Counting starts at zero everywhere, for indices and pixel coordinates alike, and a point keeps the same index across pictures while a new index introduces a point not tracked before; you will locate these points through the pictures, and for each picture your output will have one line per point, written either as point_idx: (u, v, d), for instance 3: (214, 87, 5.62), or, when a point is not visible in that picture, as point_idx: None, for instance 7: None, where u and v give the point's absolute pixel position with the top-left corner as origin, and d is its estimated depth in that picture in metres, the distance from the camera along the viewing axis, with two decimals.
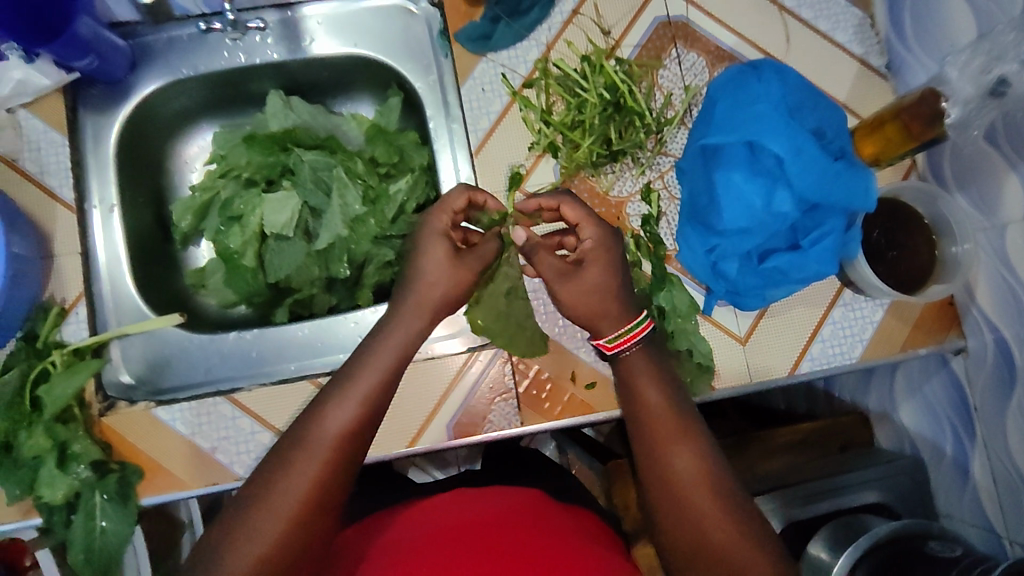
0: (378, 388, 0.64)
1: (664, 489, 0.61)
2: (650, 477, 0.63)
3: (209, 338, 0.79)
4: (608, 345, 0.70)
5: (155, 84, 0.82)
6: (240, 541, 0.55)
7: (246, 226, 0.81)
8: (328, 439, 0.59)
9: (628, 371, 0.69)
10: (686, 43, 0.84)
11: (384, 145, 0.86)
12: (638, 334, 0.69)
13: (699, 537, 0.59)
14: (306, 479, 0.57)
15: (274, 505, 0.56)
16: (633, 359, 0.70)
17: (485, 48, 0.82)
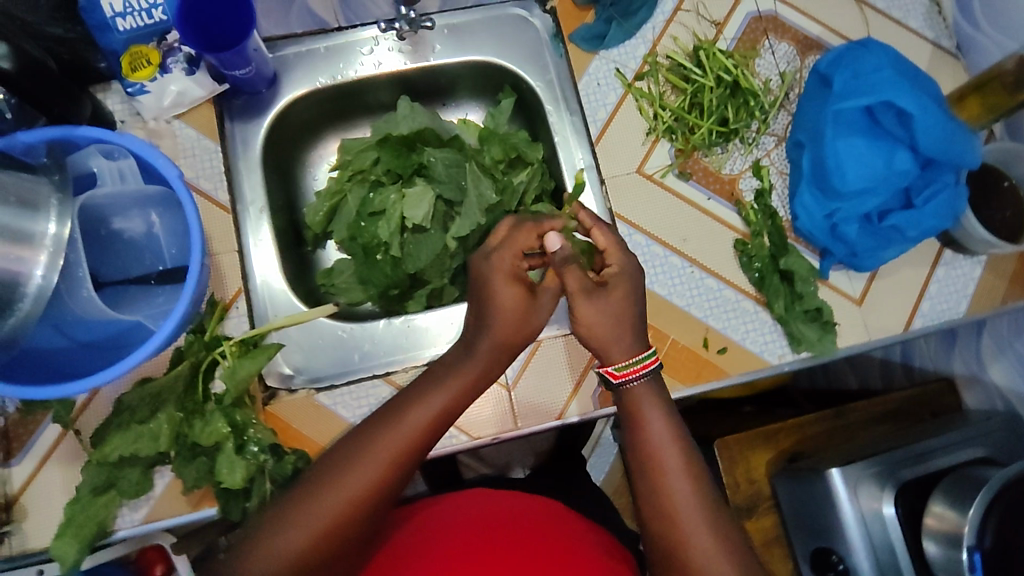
0: (451, 402, 0.65)
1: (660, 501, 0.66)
2: (642, 480, 0.68)
3: (360, 327, 0.82)
4: (614, 373, 0.71)
5: (291, 93, 0.87)
6: (294, 527, 0.58)
7: (390, 219, 0.86)
8: (396, 449, 0.61)
9: (630, 398, 0.71)
10: (777, 35, 0.92)
11: (499, 144, 0.91)
12: (642, 368, 0.71)
13: (676, 539, 0.64)
14: (365, 481, 0.60)
15: (329, 500, 0.59)
16: (639, 392, 0.71)
17: (599, 47, 0.89)
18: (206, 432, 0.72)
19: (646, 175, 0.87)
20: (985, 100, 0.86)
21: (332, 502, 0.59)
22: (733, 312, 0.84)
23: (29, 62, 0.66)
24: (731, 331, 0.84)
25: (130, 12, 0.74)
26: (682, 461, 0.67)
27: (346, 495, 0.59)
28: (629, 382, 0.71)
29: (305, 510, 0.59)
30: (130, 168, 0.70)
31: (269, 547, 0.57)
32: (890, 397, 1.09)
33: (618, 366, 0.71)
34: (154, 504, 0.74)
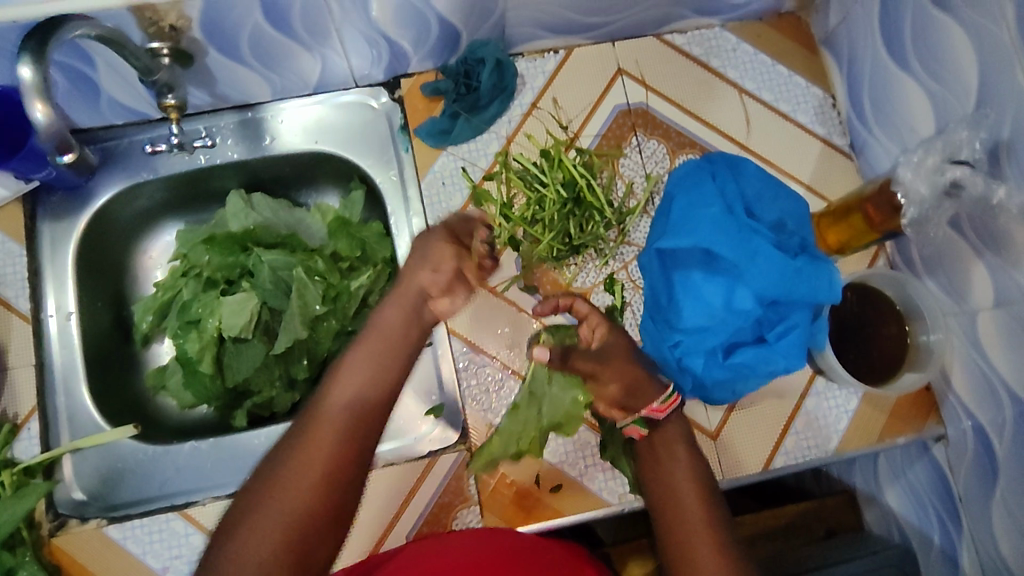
0: (372, 373, 0.59)
1: (665, 493, 0.62)
2: (659, 504, 0.62)
3: (164, 449, 0.77)
4: (660, 407, 0.66)
5: (113, 190, 0.82)
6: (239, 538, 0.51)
7: (204, 331, 0.80)
8: (333, 427, 0.55)
9: (663, 435, 0.66)
10: (646, 130, 0.84)
11: (347, 239, 0.85)
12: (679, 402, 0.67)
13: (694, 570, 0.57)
14: (313, 469, 0.53)
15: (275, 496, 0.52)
16: (668, 432, 0.66)
17: (445, 143, 0.82)
18: None
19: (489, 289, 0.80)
20: (853, 227, 0.73)
21: (279, 501, 0.52)
22: (573, 445, 0.77)
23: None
24: (567, 466, 0.77)
25: None
26: (689, 451, 0.65)
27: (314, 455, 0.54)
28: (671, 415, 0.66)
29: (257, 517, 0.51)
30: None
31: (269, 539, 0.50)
32: (786, 510, 0.97)
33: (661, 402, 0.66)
34: None
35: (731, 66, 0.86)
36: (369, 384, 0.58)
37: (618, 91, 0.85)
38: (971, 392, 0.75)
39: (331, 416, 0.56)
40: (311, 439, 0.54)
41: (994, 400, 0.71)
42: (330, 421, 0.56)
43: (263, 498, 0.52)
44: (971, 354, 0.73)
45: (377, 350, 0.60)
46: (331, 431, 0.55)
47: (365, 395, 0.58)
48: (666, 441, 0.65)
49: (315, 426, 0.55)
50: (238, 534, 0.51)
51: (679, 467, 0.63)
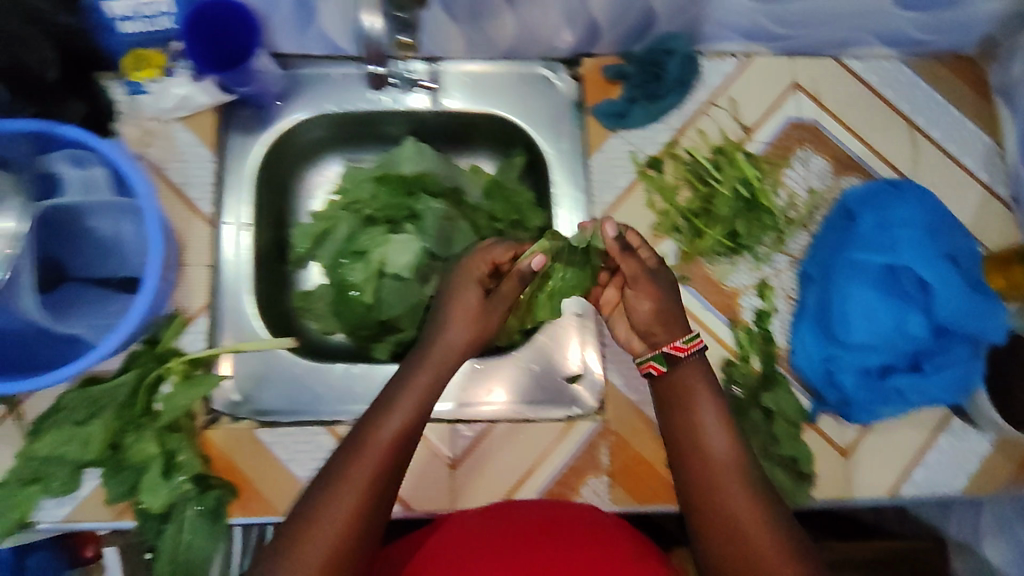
0: (411, 419, 0.57)
1: (702, 465, 0.59)
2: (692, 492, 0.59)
3: (316, 366, 0.81)
4: (681, 346, 0.65)
5: (299, 116, 0.86)
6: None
7: (369, 263, 0.83)
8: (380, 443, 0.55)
9: (686, 376, 0.65)
10: (814, 146, 0.86)
11: (502, 201, 0.89)
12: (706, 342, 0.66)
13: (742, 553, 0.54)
14: (350, 500, 0.53)
15: (313, 541, 0.51)
16: (690, 370, 0.65)
17: (618, 125, 0.84)
18: (135, 450, 0.70)
19: None
20: None
21: (332, 513, 0.52)
22: None
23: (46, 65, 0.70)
24: None
25: (138, 18, 0.75)
26: (721, 413, 0.62)
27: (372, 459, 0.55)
28: (694, 355, 0.65)
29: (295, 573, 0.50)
30: (99, 178, 0.68)
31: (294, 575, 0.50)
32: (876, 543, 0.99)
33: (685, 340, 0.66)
34: (79, 504, 0.74)
35: (905, 99, 0.88)
36: (407, 427, 0.57)
37: (791, 104, 0.87)
38: None
39: (377, 444, 0.55)
40: (359, 455, 0.55)
41: None
42: (380, 437, 0.56)
43: (307, 526, 0.52)
44: None
45: (419, 398, 0.59)
46: (376, 456, 0.55)
47: (406, 429, 0.57)
48: (690, 380, 0.64)
49: (347, 482, 0.53)
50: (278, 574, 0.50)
51: (707, 423, 0.61)
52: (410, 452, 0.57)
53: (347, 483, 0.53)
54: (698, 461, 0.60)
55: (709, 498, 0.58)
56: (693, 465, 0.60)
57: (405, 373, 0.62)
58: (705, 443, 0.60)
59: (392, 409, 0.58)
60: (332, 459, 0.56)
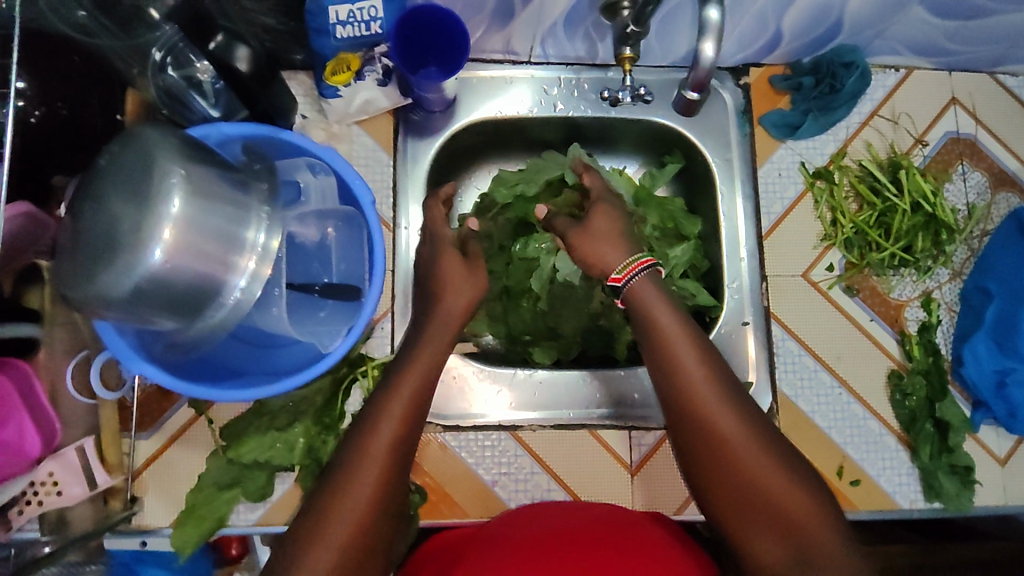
0: (421, 388, 0.63)
1: (683, 389, 0.61)
2: (697, 441, 0.60)
3: (492, 372, 0.81)
4: (616, 276, 0.69)
5: (466, 119, 0.86)
6: (316, 546, 0.54)
7: (540, 271, 0.84)
8: (385, 440, 0.59)
9: (638, 296, 0.67)
10: (972, 161, 0.88)
11: (658, 211, 0.88)
12: (640, 266, 0.69)
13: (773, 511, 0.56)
14: (363, 490, 0.56)
15: (341, 515, 0.55)
16: (643, 292, 0.68)
17: (789, 136, 0.86)
18: None
19: (811, 281, 0.84)
20: None
21: (334, 538, 0.54)
22: (873, 446, 0.81)
23: (257, 62, 0.65)
24: (867, 464, 0.80)
25: (351, 23, 0.72)
26: (702, 353, 0.63)
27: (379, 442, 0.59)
28: (632, 279, 0.68)
29: (322, 527, 0.55)
30: (332, 187, 0.69)
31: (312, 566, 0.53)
32: None
33: (622, 269, 0.69)
34: (269, 509, 0.73)
35: None
36: (410, 404, 0.61)
37: (950, 118, 0.89)
38: None
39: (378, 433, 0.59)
40: (369, 442, 0.58)
41: None
42: (380, 427, 0.59)
43: (324, 519, 0.55)
44: None
45: (422, 373, 0.65)
46: (381, 441, 0.59)
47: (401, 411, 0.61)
48: (649, 301, 0.67)
49: (369, 455, 0.58)
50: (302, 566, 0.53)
51: (686, 364, 0.62)
52: (420, 423, 0.62)
53: (356, 474, 0.57)
54: (701, 430, 0.60)
55: (733, 469, 0.58)
56: (698, 425, 0.60)
57: (400, 363, 0.66)
58: (699, 397, 0.60)
59: (401, 380, 0.64)
60: (348, 431, 0.61)
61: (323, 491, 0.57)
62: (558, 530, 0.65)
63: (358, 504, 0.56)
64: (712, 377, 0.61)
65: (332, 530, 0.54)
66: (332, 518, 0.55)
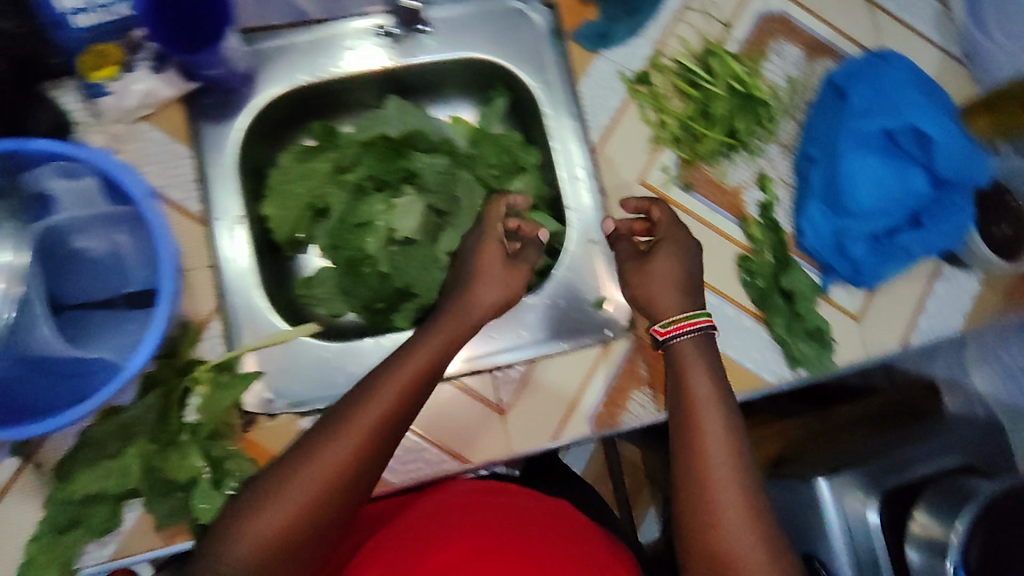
0: (416, 382, 0.64)
1: (691, 429, 0.65)
2: (683, 469, 0.64)
3: (343, 346, 0.78)
4: (659, 330, 0.72)
5: (269, 92, 0.81)
6: (278, 505, 0.56)
7: (376, 232, 0.80)
8: (360, 425, 0.60)
9: (677, 355, 0.71)
10: (785, 37, 0.88)
11: (490, 147, 0.87)
12: (697, 322, 0.72)
13: (715, 550, 0.60)
14: (329, 461, 0.58)
15: (299, 480, 0.57)
16: (682, 351, 0.71)
17: (601, 46, 0.84)
18: (183, 467, 0.67)
19: (649, 186, 0.84)
20: None
21: (294, 495, 0.57)
22: (732, 331, 0.82)
23: None
24: (729, 349, 0.82)
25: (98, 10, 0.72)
26: (715, 383, 0.68)
27: (362, 425, 0.60)
28: (678, 337, 0.71)
29: (281, 488, 0.57)
30: (92, 189, 0.64)
31: (260, 523, 0.56)
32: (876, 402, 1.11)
33: (665, 324, 0.72)
34: (124, 538, 0.70)
35: None
36: (400, 394, 0.63)
37: None
38: None
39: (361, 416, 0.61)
40: (353, 419, 0.60)
41: None
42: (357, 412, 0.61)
43: (283, 483, 0.57)
44: None
45: (435, 352, 0.67)
46: (365, 420, 0.60)
47: (388, 399, 0.62)
48: (687, 360, 0.70)
49: (352, 429, 0.60)
50: (254, 518, 0.56)
51: (700, 393, 0.67)
52: (404, 422, 0.63)
53: (328, 447, 0.59)
54: (693, 471, 0.63)
55: (707, 488, 0.62)
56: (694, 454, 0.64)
57: (398, 356, 0.67)
58: (702, 424, 0.65)
59: (399, 369, 0.65)
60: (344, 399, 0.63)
61: (288, 454, 0.60)
62: (491, 509, 0.70)
63: (334, 473, 0.58)
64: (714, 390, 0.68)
65: (290, 494, 0.57)
66: (306, 477, 0.57)
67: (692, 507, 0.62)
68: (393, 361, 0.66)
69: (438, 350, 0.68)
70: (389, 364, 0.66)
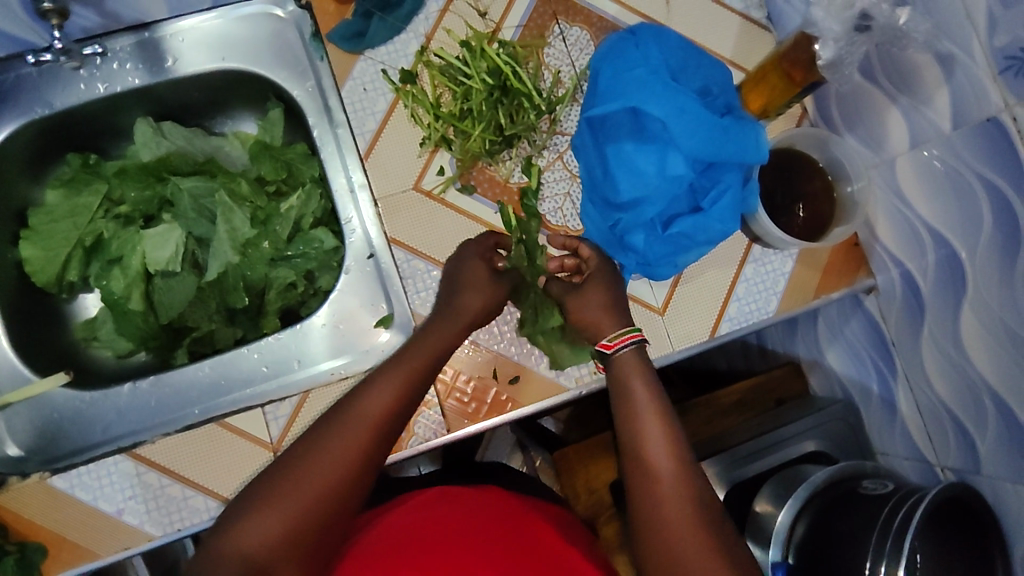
0: (399, 399, 0.64)
1: (633, 442, 0.64)
2: (629, 461, 0.64)
3: (101, 393, 0.73)
4: (606, 344, 0.70)
5: (5, 128, 0.77)
6: (270, 512, 0.57)
7: (128, 268, 0.77)
8: (346, 446, 0.60)
9: (620, 369, 0.69)
10: (568, 18, 0.82)
11: (270, 162, 0.81)
12: (632, 336, 0.69)
13: (668, 554, 0.58)
14: (324, 477, 0.58)
15: (288, 498, 0.57)
16: (624, 361, 0.69)
17: (361, 46, 0.79)
18: None
19: (424, 192, 0.78)
20: (771, 89, 0.75)
21: (277, 516, 0.57)
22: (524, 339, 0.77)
23: None
24: (522, 358, 0.77)
25: None
26: (648, 384, 0.67)
27: (349, 442, 0.60)
28: (622, 351, 0.69)
29: (271, 504, 0.57)
30: None
31: (240, 541, 0.55)
32: (737, 386, 1.07)
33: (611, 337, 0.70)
34: None
35: None
36: (394, 402, 0.63)
37: None
38: (896, 240, 0.77)
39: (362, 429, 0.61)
40: (330, 438, 0.60)
41: (917, 240, 0.74)
42: (364, 427, 0.61)
43: (274, 500, 0.57)
44: (894, 204, 0.76)
45: (412, 371, 0.65)
46: (357, 431, 0.61)
47: (390, 408, 0.63)
48: (623, 367, 0.69)
49: (356, 419, 0.62)
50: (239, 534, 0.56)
51: (637, 397, 0.66)
52: (377, 452, 0.62)
53: (309, 467, 0.59)
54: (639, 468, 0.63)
55: (648, 479, 0.62)
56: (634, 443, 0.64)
57: (394, 355, 0.67)
58: (635, 412, 0.66)
59: (379, 388, 0.64)
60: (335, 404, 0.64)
61: (282, 466, 0.59)
62: (446, 528, 0.72)
63: (318, 482, 0.58)
64: (659, 412, 0.65)
65: (287, 505, 0.57)
66: (311, 474, 0.58)
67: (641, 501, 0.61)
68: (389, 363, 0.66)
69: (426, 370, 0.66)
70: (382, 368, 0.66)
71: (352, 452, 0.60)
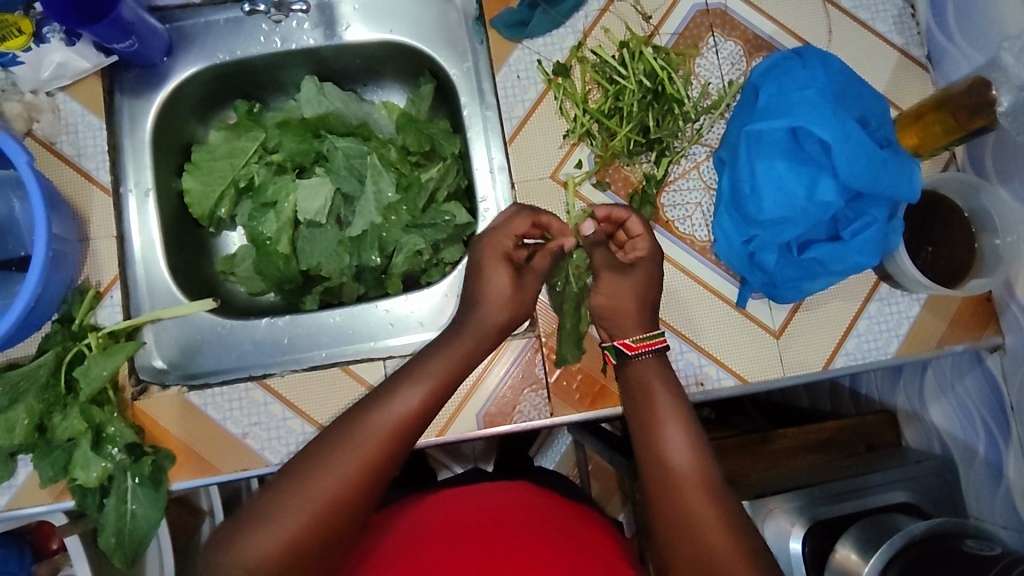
0: (411, 416, 0.61)
1: (659, 466, 0.63)
2: (654, 482, 0.63)
3: (241, 323, 0.80)
4: (630, 344, 0.70)
5: (188, 69, 0.84)
6: (268, 529, 0.55)
7: (281, 213, 0.83)
8: (354, 463, 0.58)
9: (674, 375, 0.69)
10: (724, 31, 0.83)
11: (415, 134, 0.84)
12: (657, 342, 0.71)
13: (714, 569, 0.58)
14: (321, 496, 0.56)
15: (285, 517, 0.55)
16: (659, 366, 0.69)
17: (522, 35, 0.82)
18: (64, 426, 0.70)
19: (560, 181, 0.80)
20: (926, 130, 0.74)
21: (269, 535, 0.55)
22: None
23: None
24: None
25: None
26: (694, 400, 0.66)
27: (352, 460, 0.58)
28: (644, 354, 0.70)
29: (267, 520, 0.56)
30: None
31: (240, 556, 0.54)
32: (828, 425, 1.07)
33: (634, 339, 0.71)
34: (14, 493, 0.73)
35: None
36: (406, 419, 0.61)
37: None
38: None
39: (368, 444, 0.59)
40: (336, 455, 0.58)
41: None
42: (370, 441, 0.59)
43: (270, 517, 0.56)
44: None
45: (440, 375, 0.64)
46: (365, 447, 0.59)
47: (401, 424, 0.61)
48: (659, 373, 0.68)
49: (361, 435, 0.59)
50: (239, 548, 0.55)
51: (673, 435, 0.65)
52: (384, 469, 0.59)
53: (309, 483, 0.57)
54: (669, 492, 0.62)
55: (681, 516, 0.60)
56: (653, 451, 0.64)
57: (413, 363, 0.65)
58: (664, 446, 0.64)
59: (389, 402, 0.61)
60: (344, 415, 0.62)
61: (283, 479, 0.58)
62: (482, 512, 0.73)
63: (320, 499, 0.56)
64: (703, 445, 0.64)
65: (280, 523, 0.55)
66: (300, 501, 0.56)
67: (679, 533, 0.60)
68: (399, 375, 0.64)
69: (443, 383, 0.64)
70: (396, 382, 0.63)
71: (359, 469, 0.58)
